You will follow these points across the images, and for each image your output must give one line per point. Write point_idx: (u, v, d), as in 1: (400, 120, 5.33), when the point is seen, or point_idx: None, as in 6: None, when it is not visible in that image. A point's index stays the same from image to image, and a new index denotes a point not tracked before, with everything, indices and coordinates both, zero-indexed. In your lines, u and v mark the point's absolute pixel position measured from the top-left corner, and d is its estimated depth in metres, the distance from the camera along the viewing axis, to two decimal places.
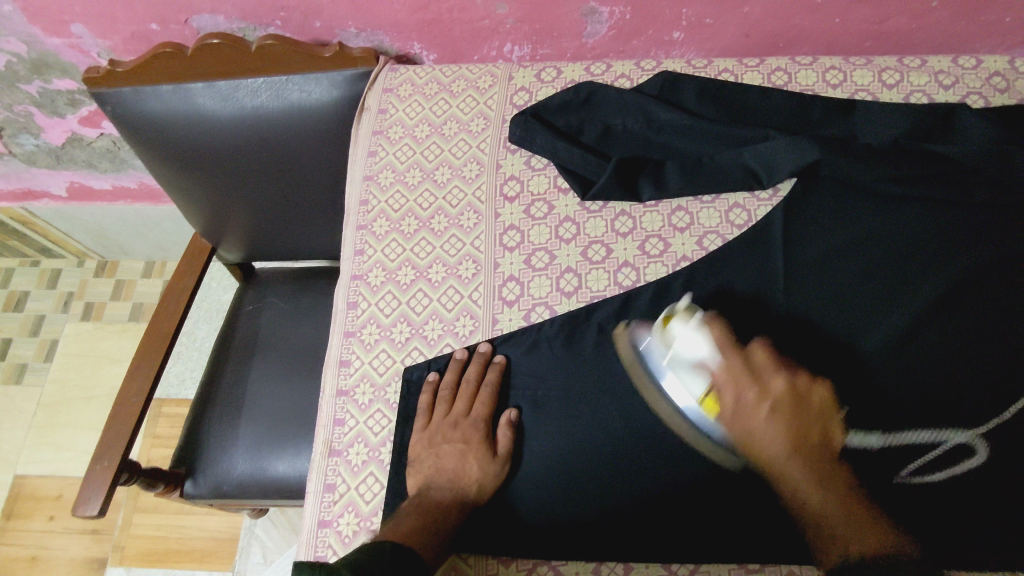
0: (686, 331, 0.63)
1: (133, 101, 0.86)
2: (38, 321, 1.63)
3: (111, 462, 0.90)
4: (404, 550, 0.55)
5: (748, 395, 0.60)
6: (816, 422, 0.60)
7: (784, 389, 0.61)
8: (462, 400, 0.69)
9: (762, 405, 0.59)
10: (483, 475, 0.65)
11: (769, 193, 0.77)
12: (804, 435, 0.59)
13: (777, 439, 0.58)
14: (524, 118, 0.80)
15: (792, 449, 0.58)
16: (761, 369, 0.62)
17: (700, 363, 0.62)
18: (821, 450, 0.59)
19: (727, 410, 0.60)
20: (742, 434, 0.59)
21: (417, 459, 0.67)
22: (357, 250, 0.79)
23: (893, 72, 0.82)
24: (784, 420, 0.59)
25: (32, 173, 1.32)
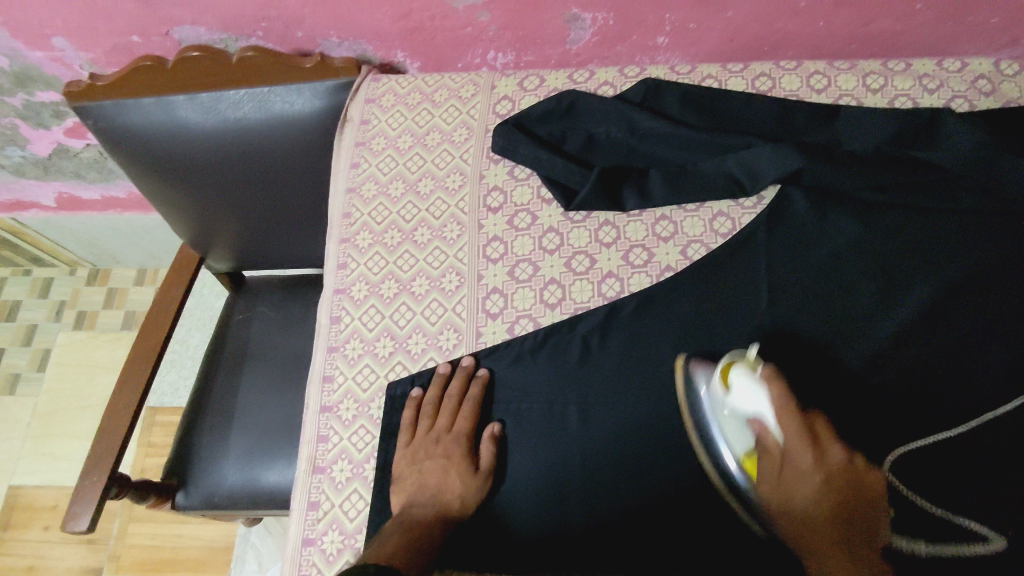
0: (745, 383, 0.61)
1: (115, 115, 0.86)
2: (30, 331, 1.63)
3: (100, 476, 0.90)
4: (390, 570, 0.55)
5: (801, 460, 0.57)
6: (868, 507, 0.55)
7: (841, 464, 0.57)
8: (444, 415, 0.69)
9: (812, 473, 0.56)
10: (467, 490, 0.65)
11: (753, 201, 0.76)
12: (850, 519, 0.55)
13: (816, 515, 0.55)
14: (506, 128, 0.79)
15: (833, 528, 0.54)
16: (823, 436, 0.58)
17: (752, 420, 0.60)
18: (866, 539, 0.54)
19: (770, 475, 0.59)
20: (780, 500, 0.58)
21: (400, 476, 0.67)
22: (340, 264, 0.79)
23: (877, 76, 0.81)
24: (831, 492, 0.55)
25: (20, 184, 1.31)
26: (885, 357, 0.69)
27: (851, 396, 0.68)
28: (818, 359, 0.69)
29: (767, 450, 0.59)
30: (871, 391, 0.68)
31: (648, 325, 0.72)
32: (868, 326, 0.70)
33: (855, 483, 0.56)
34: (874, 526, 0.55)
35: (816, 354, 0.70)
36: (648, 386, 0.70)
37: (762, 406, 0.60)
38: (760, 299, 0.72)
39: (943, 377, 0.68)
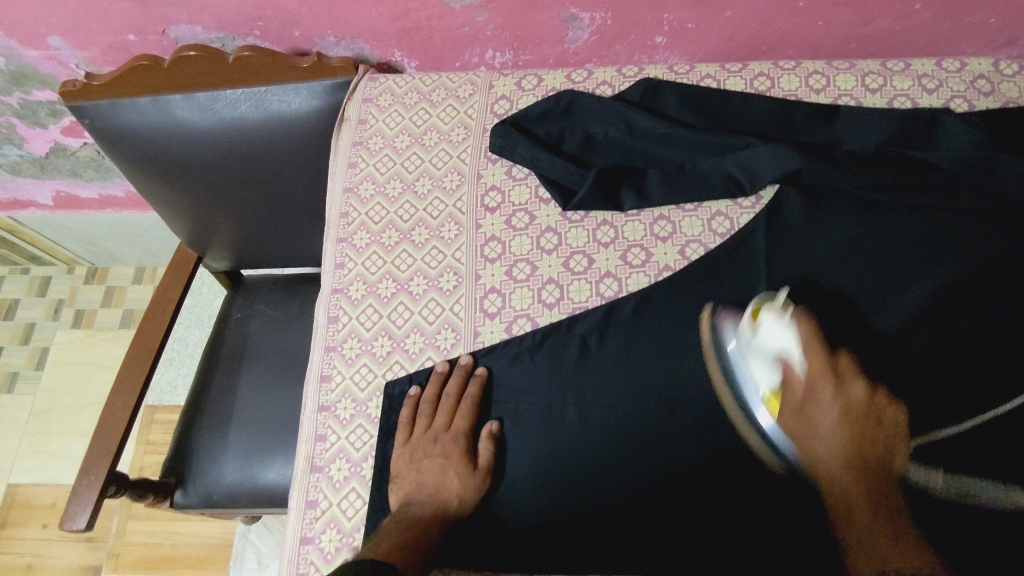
0: (775, 324, 0.66)
1: (111, 115, 0.86)
2: (28, 329, 1.63)
3: (96, 476, 0.90)
4: (387, 568, 0.55)
5: (822, 395, 0.64)
6: (883, 435, 0.64)
7: (861, 397, 0.65)
8: (442, 414, 0.69)
9: (834, 404, 0.64)
10: (465, 488, 0.65)
11: (751, 200, 0.76)
12: (868, 444, 0.63)
13: (838, 441, 0.63)
14: (504, 127, 0.79)
15: (854, 450, 0.62)
16: (844, 372, 0.66)
17: (778, 359, 0.66)
18: (880, 460, 0.63)
19: (792, 413, 0.64)
20: (806, 431, 0.64)
21: (399, 475, 0.67)
22: (338, 263, 0.79)
23: (876, 76, 0.81)
24: (850, 422, 0.63)
25: (16, 183, 1.31)
26: (885, 355, 0.69)
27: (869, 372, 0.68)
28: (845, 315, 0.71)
29: (793, 387, 0.65)
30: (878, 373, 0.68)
31: (646, 324, 0.72)
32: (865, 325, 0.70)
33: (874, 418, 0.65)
34: (887, 454, 0.63)
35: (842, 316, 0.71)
36: (645, 386, 0.70)
37: (790, 343, 0.65)
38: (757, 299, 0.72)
39: (943, 374, 0.68)
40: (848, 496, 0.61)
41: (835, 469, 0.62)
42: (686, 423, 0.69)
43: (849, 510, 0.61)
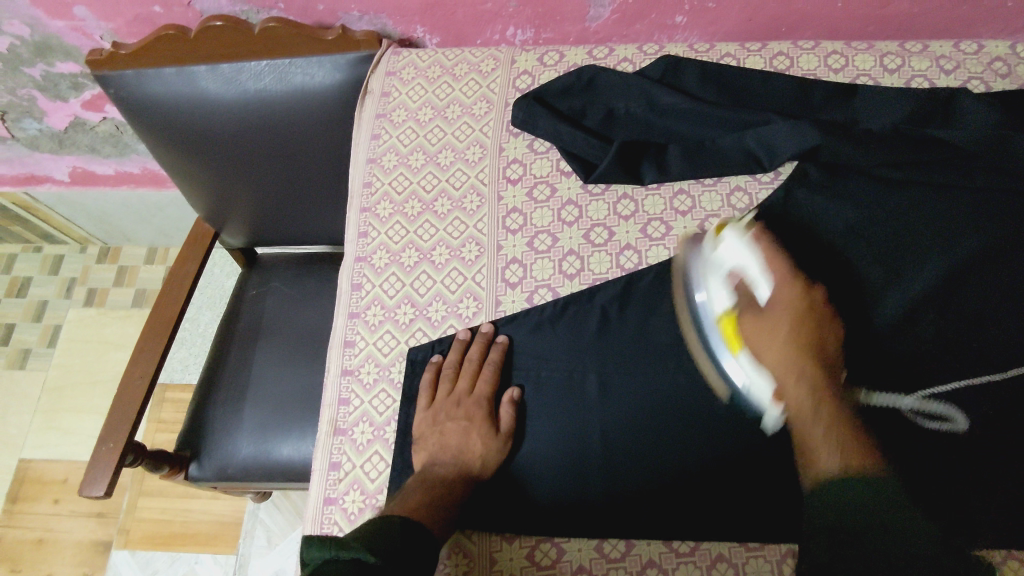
0: (735, 241, 0.68)
1: (137, 84, 0.86)
2: (40, 307, 1.64)
3: (115, 444, 0.92)
4: (413, 526, 0.56)
5: (776, 305, 0.67)
6: (831, 340, 0.67)
7: (814, 301, 0.68)
8: (464, 379, 0.70)
9: (792, 306, 0.67)
10: (487, 451, 0.67)
11: (771, 176, 0.77)
12: (814, 351, 0.65)
13: (790, 343, 0.65)
14: (527, 101, 0.80)
15: (805, 355, 0.64)
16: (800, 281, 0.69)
17: (734, 272, 0.67)
18: (827, 363, 0.65)
19: (750, 323, 0.66)
20: (764, 335, 0.65)
21: (422, 436, 0.68)
22: (361, 232, 0.80)
23: (894, 57, 0.82)
24: (803, 322, 0.66)
25: (34, 158, 1.32)
26: (896, 334, 0.70)
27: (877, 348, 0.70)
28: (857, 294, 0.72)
29: (751, 298, 0.67)
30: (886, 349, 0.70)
31: (666, 294, 0.73)
32: (877, 300, 0.71)
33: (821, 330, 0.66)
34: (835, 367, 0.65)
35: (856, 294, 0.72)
36: (661, 360, 0.71)
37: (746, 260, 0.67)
38: None
39: (954, 347, 0.69)
40: (803, 402, 0.62)
41: (788, 370, 0.64)
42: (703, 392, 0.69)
43: (805, 421, 0.61)
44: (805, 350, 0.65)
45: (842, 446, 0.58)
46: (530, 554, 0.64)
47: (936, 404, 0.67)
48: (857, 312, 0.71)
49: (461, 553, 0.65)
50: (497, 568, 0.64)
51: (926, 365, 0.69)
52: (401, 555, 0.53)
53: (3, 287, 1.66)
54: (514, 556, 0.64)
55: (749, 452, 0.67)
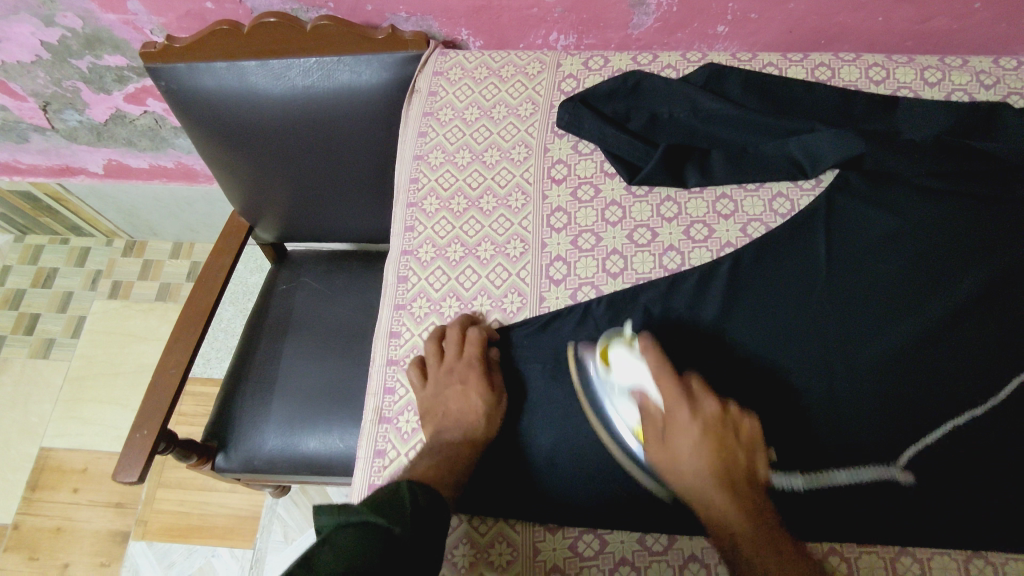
0: (626, 358, 0.65)
1: (188, 78, 0.88)
2: (65, 297, 1.66)
3: (150, 432, 0.91)
4: (430, 500, 0.58)
5: (678, 416, 0.59)
6: (742, 450, 0.59)
7: (714, 413, 0.59)
8: (452, 346, 0.72)
9: (689, 426, 0.58)
10: (489, 410, 0.69)
11: (812, 183, 0.78)
12: (729, 463, 0.57)
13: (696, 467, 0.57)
14: (573, 104, 0.82)
15: (708, 483, 0.56)
16: (695, 391, 0.61)
17: (632, 390, 0.64)
18: (746, 482, 0.58)
19: (654, 442, 0.60)
20: (669, 462, 0.59)
21: (427, 411, 0.69)
22: (408, 226, 0.82)
23: (935, 71, 0.83)
24: (706, 443, 0.57)
25: (71, 149, 1.34)
26: (946, 331, 0.70)
27: (927, 346, 0.69)
28: (906, 299, 0.71)
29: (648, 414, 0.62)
30: (941, 342, 0.69)
31: (708, 297, 0.73)
32: (919, 307, 0.71)
33: (730, 431, 0.59)
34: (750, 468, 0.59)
35: (902, 297, 0.71)
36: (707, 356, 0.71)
37: (642, 375, 0.63)
38: (819, 274, 0.73)
39: (1000, 343, 0.69)
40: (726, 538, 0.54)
41: (700, 501, 0.57)
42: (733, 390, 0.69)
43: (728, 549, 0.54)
44: (708, 473, 0.56)
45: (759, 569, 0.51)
46: (571, 544, 0.66)
47: (866, 471, 0.65)
48: (904, 315, 0.71)
49: (505, 543, 0.66)
50: (540, 558, 0.65)
51: (964, 381, 0.68)
52: (406, 519, 0.54)
53: (30, 277, 1.68)
54: (557, 546, 0.66)
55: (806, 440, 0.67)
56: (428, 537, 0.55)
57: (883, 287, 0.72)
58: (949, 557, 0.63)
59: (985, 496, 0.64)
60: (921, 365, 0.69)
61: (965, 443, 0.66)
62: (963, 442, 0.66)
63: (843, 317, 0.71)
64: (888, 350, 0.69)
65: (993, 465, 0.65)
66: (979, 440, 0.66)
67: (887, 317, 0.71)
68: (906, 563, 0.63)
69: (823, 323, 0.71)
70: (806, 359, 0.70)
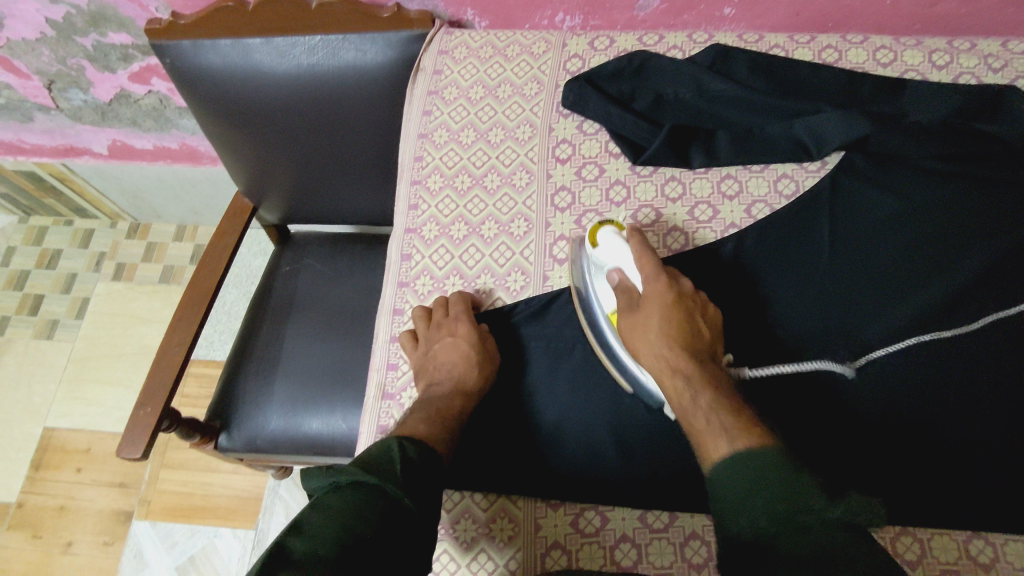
0: (611, 240, 0.69)
1: (193, 55, 0.87)
2: (69, 279, 1.66)
3: (153, 409, 0.91)
4: (425, 458, 0.58)
5: (654, 289, 0.66)
6: (708, 328, 0.65)
7: (687, 290, 0.67)
8: (439, 308, 0.74)
9: (662, 298, 0.65)
10: (479, 359, 0.71)
11: (818, 164, 0.77)
12: (694, 335, 0.64)
13: (663, 334, 0.63)
14: (578, 84, 0.82)
15: (678, 347, 0.63)
16: (671, 273, 0.68)
17: (612, 270, 0.69)
18: (707, 353, 0.64)
19: (627, 315, 0.66)
20: (638, 329, 0.65)
21: (421, 370, 0.72)
22: (412, 205, 0.82)
23: (943, 54, 0.82)
24: (676, 310, 0.64)
25: (75, 129, 1.34)
26: (948, 312, 0.69)
27: (932, 326, 0.69)
28: (909, 283, 0.71)
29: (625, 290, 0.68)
30: (945, 322, 0.69)
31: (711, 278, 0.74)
32: (923, 290, 0.70)
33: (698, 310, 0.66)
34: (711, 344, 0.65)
35: (906, 281, 0.71)
36: None
37: (624, 256, 0.68)
38: (822, 257, 0.73)
39: (1002, 324, 0.69)
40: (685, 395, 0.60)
41: (664, 363, 0.62)
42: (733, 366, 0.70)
43: (687, 406, 0.59)
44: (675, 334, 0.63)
45: (718, 422, 0.56)
46: (573, 521, 0.66)
47: (809, 362, 0.68)
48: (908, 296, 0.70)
49: (506, 518, 0.66)
50: (541, 534, 0.66)
51: (965, 361, 0.68)
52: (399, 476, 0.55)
53: (34, 259, 1.69)
54: (559, 522, 0.66)
55: (811, 422, 0.67)
56: (428, 494, 0.57)
57: (887, 269, 0.72)
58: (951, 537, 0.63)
59: (987, 474, 0.64)
60: (922, 340, 0.68)
61: (966, 422, 0.66)
62: (962, 420, 0.66)
63: (847, 299, 0.71)
64: (893, 330, 0.69)
65: (993, 445, 0.65)
66: (979, 418, 0.66)
67: (892, 300, 0.70)
68: (907, 542, 0.63)
69: (828, 304, 0.71)
70: (808, 339, 0.70)
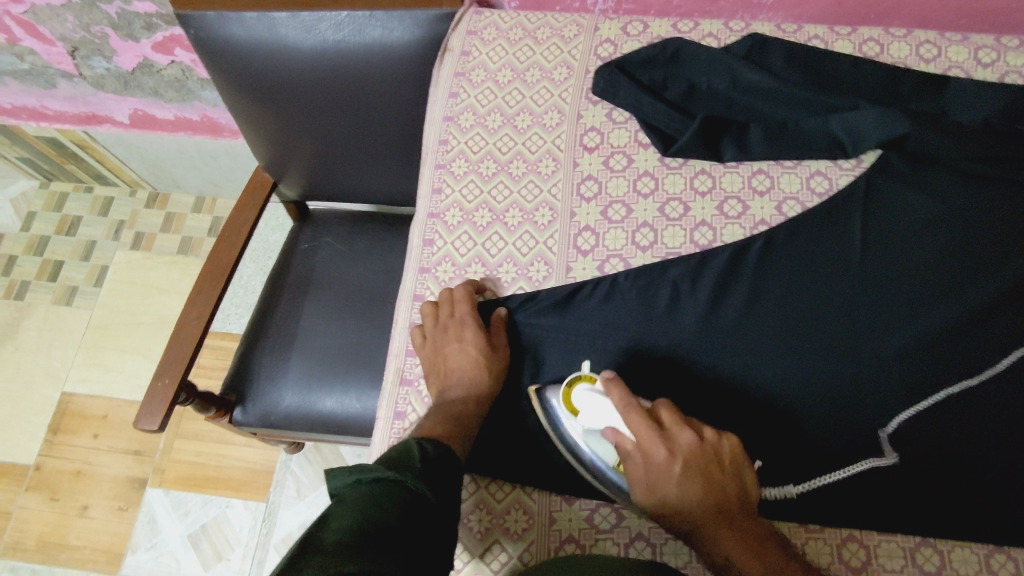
0: (589, 398, 0.62)
1: (217, 26, 0.85)
2: (89, 246, 1.67)
3: (171, 381, 0.92)
4: (439, 457, 0.59)
5: (656, 458, 0.59)
6: (728, 474, 0.59)
7: (691, 445, 0.59)
8: (445, 308, 0.73)
9: (670, 469, 0.58)
10: (488, 361, 0.70)
11: (853, 163, 0.75)
12: (718, 494, 0.58)
13: (687, 508, 0.58)
14: (609, 70, 0.80)
15: (709, 519, 0.57)
16: (666, 424, 0.60)
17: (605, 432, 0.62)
18: (739, 504, 0.58)
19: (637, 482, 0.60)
20: (659, 506, 0.59)
21: (431, 370, 0.71)
22: (435, 188, 0.81)
23: (990, 51, 0.79)
24: (693, 484, 0.58)
25: (98, 97, 1.33)
26: (979, 323, 0.68)
27: (961, 334, 0.68)
28: (942, 290, 0.69)
29: (627, 457, 0.61)
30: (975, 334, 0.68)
31: (739, 276, 0.71)
32: (956, 298, 0.69)
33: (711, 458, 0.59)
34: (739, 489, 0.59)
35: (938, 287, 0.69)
36: (731, 340, 0.70)
37: None
38: (853, 260, 0.71)
39: None
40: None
41: (704, 540, 0.58)
42: (747, 371, 0.68)
43: None
44: (703, 512, 0.58)
45: None
46: (589, 516, 0.66)
47: (860, 472, 0.65)
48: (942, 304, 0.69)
49: (522, 510, 0.66)
50: (556, 528, 0.65)
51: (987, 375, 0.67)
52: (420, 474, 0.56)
53: (54, 225, 1.70)
54: (574, 517, 0.66)
55: (828, 434, 0.66)
56: (445, 488, 0.58)
57: (922, 271, 0.70)
58: (972, 550, 0.62)
59: (1005, 489, 0.63)
60: (948, 391, 0.66)
61: (988, 435, 0.65)
62: (983, 432, 0.65)
63: (877, 304, 0.69)
64: (922, 339, 0.68)
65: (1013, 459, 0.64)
66: (1001, 433, 0.65)
67: (922, 310, 0.69)
68: (928, 553, 0.62)
69: (858, 307, 0.70)
70: (833, 343, 0.69)
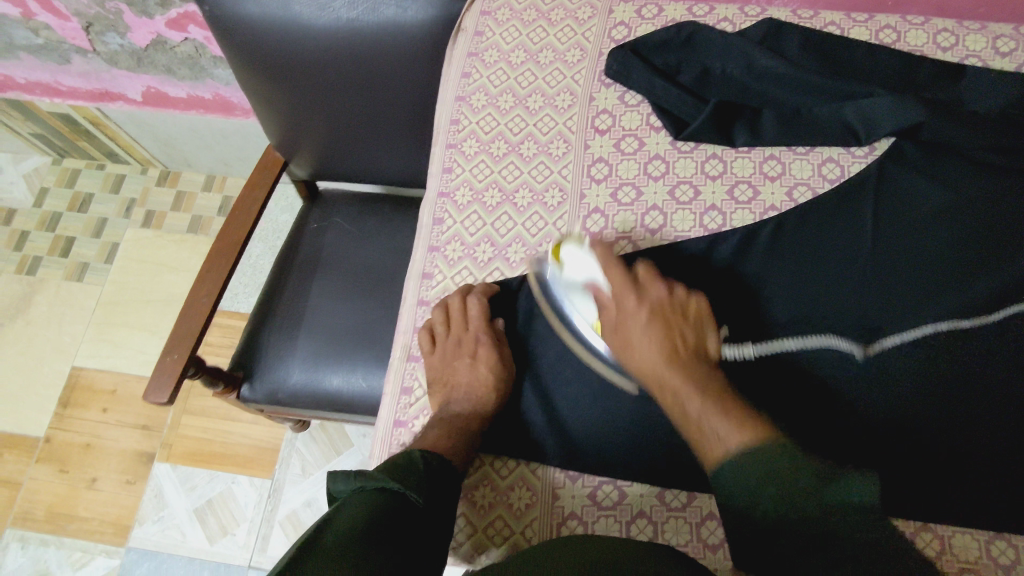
0: (576, 256, 0.69)
1: (231, 5, 0.84)
2: (100, 223, 1.68)
3: (180, 355, 0.92)
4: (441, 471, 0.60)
5: (625, 302, 0.65)
6: (690, 324, 0.64)
7: (661, 298, 0.65)
8: (457, 321, 0.71)
9: (636, 310, 0.64)
10: (497, 380, 0.69)
11: (865, 150, 0.75)
12: (676, 337, 0.63)
13: (643, 343, 0.63)
14: (622, 52, 0.80)
15: (660, 352, 0.62)
16: (642, 278, 0.66)
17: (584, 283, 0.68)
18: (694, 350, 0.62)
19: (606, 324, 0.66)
20: (621, 344, 0.64)
21: (436, 378, 0.71)
22: (446, 168, 0.82)
23: (1008, 40, 0.78)
24: (654, 323, 0.63)
25: (111, 74, 1.34)
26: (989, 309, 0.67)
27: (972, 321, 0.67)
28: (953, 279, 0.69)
29: (601, 305, 0.67)
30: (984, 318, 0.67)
31: (748, 260, 0.72)
32: (967, 285, 0.68)
33: (676, 309, 0.64)
34: (697, 339, 0.63)
35: (948, 275, 0.69)
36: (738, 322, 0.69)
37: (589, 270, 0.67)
38: (863, 247, 0.71)
39: None
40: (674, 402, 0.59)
41: (651, 371, 0.62)
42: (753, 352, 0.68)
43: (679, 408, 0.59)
44: (656, 343, 0.62)
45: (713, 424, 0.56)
46: (591, 495, 0.66)
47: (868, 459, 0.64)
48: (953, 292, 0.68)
49: (525, 488, 0.67)
50: (558, 505, 0.66)
51: (996, 362, 0.66)
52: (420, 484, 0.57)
53: (67, 201, 1.71)
54: (576, 495, 0.66)
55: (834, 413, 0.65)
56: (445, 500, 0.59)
57: (932, 258, 0.70)
58: (971, 536, 0.62)
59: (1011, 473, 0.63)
60: (936, 326, 0.67)
61: (995, 418, 0.64)
62: (989, 412, 0.64)
63: (886, 291, 0.69)
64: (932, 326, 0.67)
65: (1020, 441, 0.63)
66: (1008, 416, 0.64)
67: (932, 296, 0.68)
68: (929, 538, 0.62)
69: (870, 288, 0.69)
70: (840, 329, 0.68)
